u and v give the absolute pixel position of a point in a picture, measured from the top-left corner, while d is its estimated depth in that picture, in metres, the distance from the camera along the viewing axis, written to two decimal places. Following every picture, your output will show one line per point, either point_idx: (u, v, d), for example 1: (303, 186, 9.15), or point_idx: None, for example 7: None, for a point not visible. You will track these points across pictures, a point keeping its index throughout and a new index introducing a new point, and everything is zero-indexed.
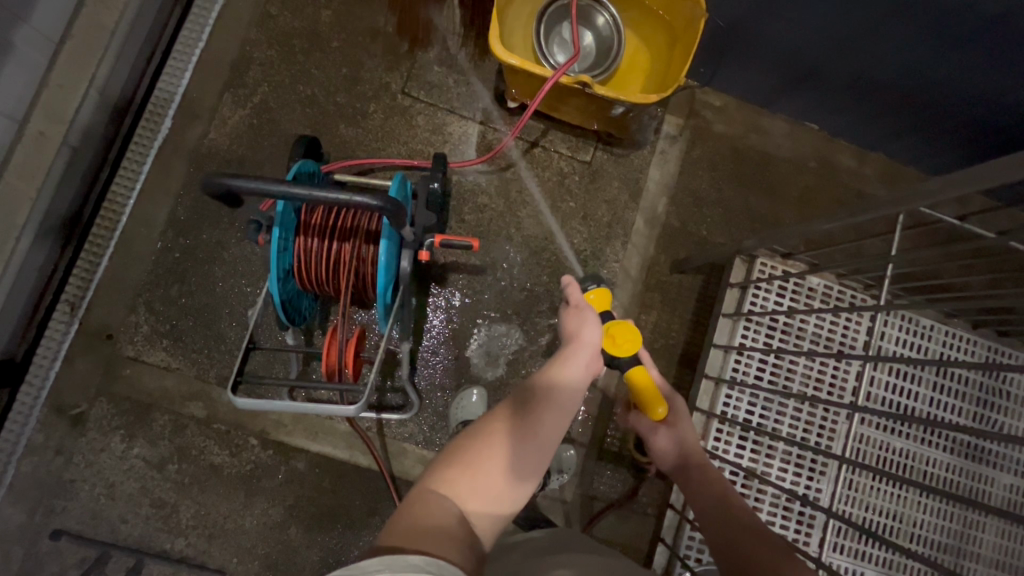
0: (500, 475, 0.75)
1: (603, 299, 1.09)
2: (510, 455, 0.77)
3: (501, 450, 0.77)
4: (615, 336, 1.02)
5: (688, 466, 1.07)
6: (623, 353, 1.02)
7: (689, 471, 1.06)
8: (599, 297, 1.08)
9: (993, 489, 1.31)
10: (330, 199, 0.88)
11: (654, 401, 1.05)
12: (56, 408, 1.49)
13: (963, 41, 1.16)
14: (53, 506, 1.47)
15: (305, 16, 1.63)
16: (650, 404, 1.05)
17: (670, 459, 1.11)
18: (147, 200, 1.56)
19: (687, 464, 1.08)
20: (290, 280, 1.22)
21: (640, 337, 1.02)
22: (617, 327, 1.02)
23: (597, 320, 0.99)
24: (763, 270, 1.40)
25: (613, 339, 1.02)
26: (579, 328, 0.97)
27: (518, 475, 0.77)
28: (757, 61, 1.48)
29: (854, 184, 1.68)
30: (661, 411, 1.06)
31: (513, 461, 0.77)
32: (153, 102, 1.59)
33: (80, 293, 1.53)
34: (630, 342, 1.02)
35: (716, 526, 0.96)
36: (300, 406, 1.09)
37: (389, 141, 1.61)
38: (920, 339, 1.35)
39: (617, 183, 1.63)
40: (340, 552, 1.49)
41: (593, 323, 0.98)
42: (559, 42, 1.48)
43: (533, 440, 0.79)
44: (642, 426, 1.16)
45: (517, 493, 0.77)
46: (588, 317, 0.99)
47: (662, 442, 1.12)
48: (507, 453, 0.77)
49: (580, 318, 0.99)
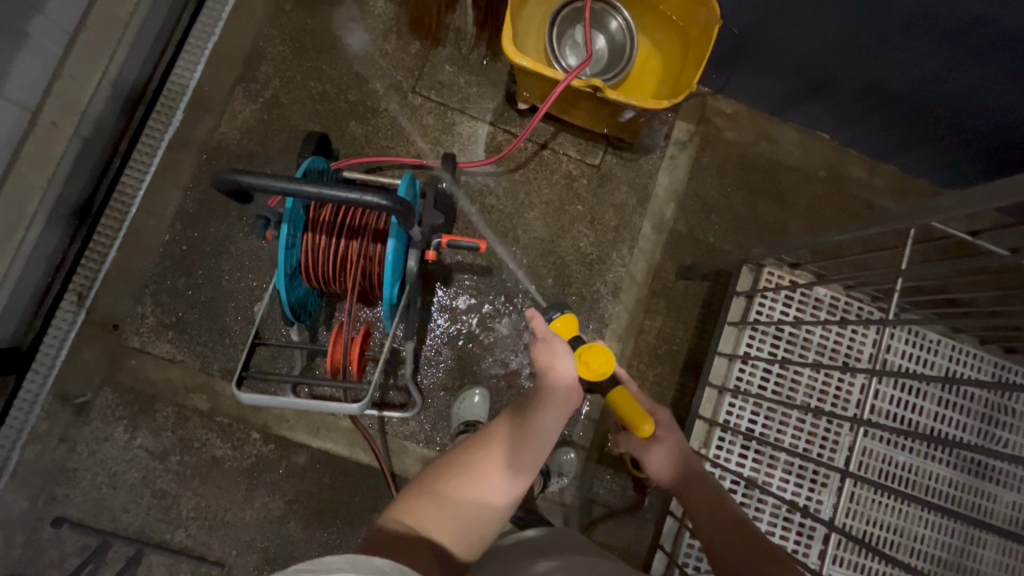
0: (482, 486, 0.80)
1: (569, 325, 1.06)
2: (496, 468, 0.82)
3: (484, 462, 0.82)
4: (590, 360, 1.00)
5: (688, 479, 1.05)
6: (596, 376, 1.00)
7: (688, 485, 1.04)
8: (564, 324, 1.05)
9: (995, 506, 1.30)
10: (340, 198, 0.88)
11: (640, 418, 1.01)
12: (60, 396, 1.50)
13: (978, 56, 1.15)
14: (55, 494, 1.48)
15: (319, 12, 1.64)
16: (636, 422, 1.01)
17: (668, 474, 1.07)
18: (156, 191, 1.57)
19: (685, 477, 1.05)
20: (296, 277, 1.22)
21: (614, 357, 1.00)
22: (590, 351, 1.00)
23: (567, 349, 0.97)
24: (771, 279, 1.41)
25: (586, 364, 1.00)
26: (552, 360, 0.95)
27: (497, 486, 0.81)
28: (770, 68, 1.47)
29: (864, 195, 1.68)
30: (648, 428, 1.01)
31: (496, 472, 0.81)
32: (164, 94, 1.60)
33: (87, 282, 1.53)
34: (604, 364, 1.00)
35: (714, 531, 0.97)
36: (302, 402, 1.06)
37: (398, 140, 1.61)
38: (927, 353, 1.34)
39: (625, 188, 1.63)
40: (339, 547, 1.49)
41: (565, 353, 0.95)
42: (571, 44, 1.47)
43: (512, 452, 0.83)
44: (634, 446, 1.12)
45: (498, 502, 0.80)
46: (558, 348, 0.97)
47: (657, 459, 1.08)
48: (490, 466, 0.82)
49: (551, 349, 0.96)
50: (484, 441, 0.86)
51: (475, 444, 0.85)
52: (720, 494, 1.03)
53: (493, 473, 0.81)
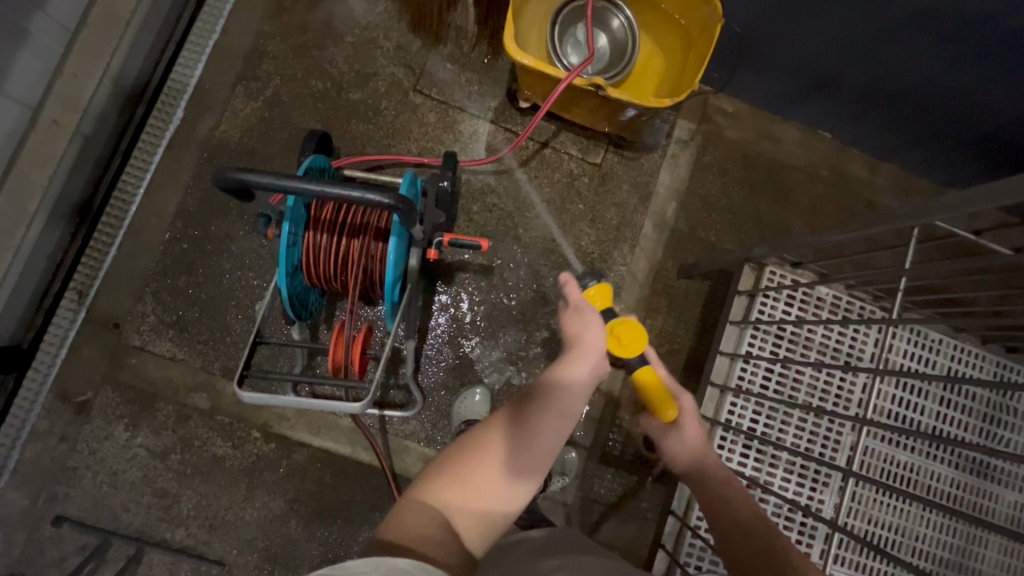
0: (495, 478, 0.77)
1: (604, 295, 1.00)
2: (507, 458, 0.79)
3: (495, 453, 0.79)
4: (620, 336, 0.97)
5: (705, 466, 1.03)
6: (627, 353, 0.98)
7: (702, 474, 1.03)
8: (600, 293, 1.00)
9: (997, 506, 1.30)
10: (342, 196, 0.88)
11: (665, 403, 0.99)
12: (61, 395, 1.49)
13: (980, 55, 1.15)
14: (56, 492, 1.47)
15: (319, 10, 1.63)
16: (659, 407, 1.00)
17: (684, 460, 1.05)
18: (157, 189, 1.56)
19: (702, 463, 1.04)
20: (297, 275, 1.22)
21: (646, 336, 0.97)
22: (623, 326, 0.97)
23: (598, 318, 0.95)
24: (772, 278, 1.40)
25: (618, 339, 0.97)
26: (580, 330, 0.94)
27: (510, 479, 0.78)
28: (772, 67, 1.47)
29: (865, 194, 1.68)
30: (671, 413, 1.00)
31: (507, 463, 0.79)
32: (165, 92, 1.59)
33: (88, 281, 1.53)
34: (635, 340, 0.97)
35: (727, 522, 0.96)
36: (303, 401, 1.06)
37: (399, 139, 1.60)
38: (929, 352, 1.34)
39: (627, 186, 1.63)
40: (339, 547, 1.49)
41: (596, 324, 0.94)
42: (573, 43, 1.47)
43: (524, 443, 0.80)
44: (652, 428, 1.08)
45: (511, 495, 0.78)
46: (588, 317, 0.95)
47: (674, 444, 1.05)
48: (502, 457, 0.79)
49: (581, 317, 0.96)
50: (498, 426, 0.83)
51: (485, 432, 0.82)
52: (736, 485, 1.01)
53: (504, 465, 0.79)
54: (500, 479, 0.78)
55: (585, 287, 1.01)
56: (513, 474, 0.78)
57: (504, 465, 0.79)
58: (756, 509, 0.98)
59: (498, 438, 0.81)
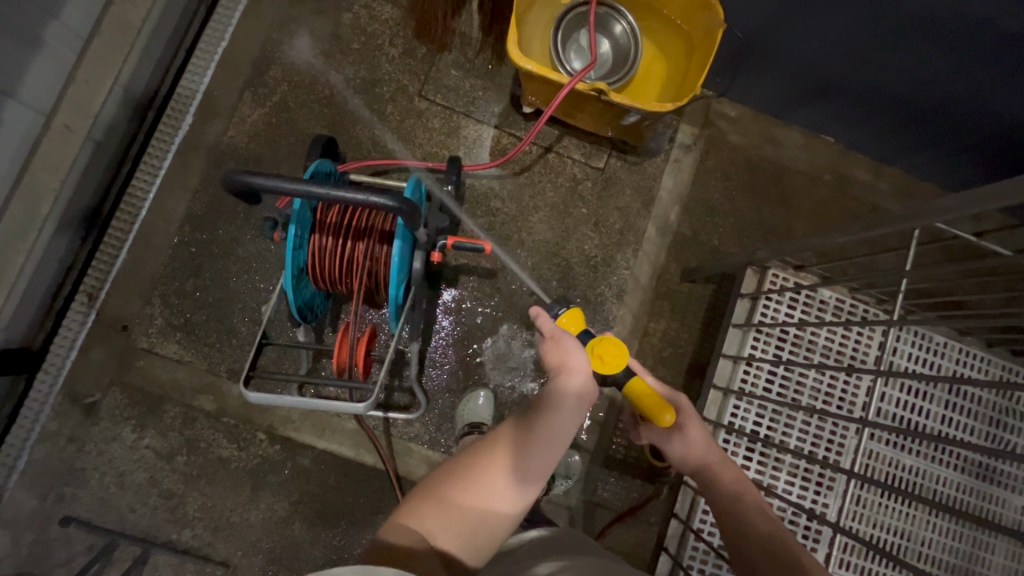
0: (490, 492, 0.79)
1: (576, 320, 1.03)
2: (504, 473, 0.80)
3: (492, 468, 0.80)
4: (602, 355, 0.97)
5: (712, 474, 1.02)
6: (611, 371, 0.97)
7: (709, 481, 1.02)
8: (571, 319, 1.03)
9: (1003, 510, 1.30)
10: (346, 199, 0.89)
11: (660, 409, 0.97)
12: (69, 397, 1.51)
13: (981, 59, 1.16)
14: (64, 493, 1.49)
15: (326, 18, 1.66)
16: (655, 413, 0.97)
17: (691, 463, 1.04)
18: (166, 194, 1.58)
19: (709, 470, 1.02)
20: (303, 278, 1.23)
21: (626, 351, 0.97)
22: (603, 345, 0.98)
23: (577, 345, 0.93)
24: (775, 281, 1.41)
25: (599, 358, 0.97)
26: (563, 357, 0.91)
27: (505, 495, 0.79)
28: (775, 72, 1.48)
29: (869, 198, 1.68)
30: (669, 417, 0.97)
31: (505, 479, 0.80)
32: (175, 99, 1.62)
33: (97, 284, 1.55)
34: (616, 359, 0.97)
35: (734, 528, 0.96)
36: (308, 401, 1.06)
37: (405, 144, 1.62)
38: (932, 355, 1.34)
39: (630, 191, 1.64)
40: (343, 549, 1.50)
41: (575, 349, 0.92)
42: (576, 49, 1.48)
43: (521, 459, 0.81)
44: (655, 437, 1.07)
45: (507, 509, 0.79)
46: (568, 344, 0.93)
47: (678, 450, 1.04)
48: (499, 472, 0.80)
49: (561, 348, 0.93)
50: (498, 441, 0.84)
51: (485, 447, 0.83)
52: (744, 490, 1.00)
53: (502, 480, 0.80)
54: (496, 493, 0.79)
55: (557, 316, 1.04)
56: (508, 490, 0.79)
57: (502, 478, 0.80)
58: (764, 516, 0.96)
59: (495, 454, 0.82)
